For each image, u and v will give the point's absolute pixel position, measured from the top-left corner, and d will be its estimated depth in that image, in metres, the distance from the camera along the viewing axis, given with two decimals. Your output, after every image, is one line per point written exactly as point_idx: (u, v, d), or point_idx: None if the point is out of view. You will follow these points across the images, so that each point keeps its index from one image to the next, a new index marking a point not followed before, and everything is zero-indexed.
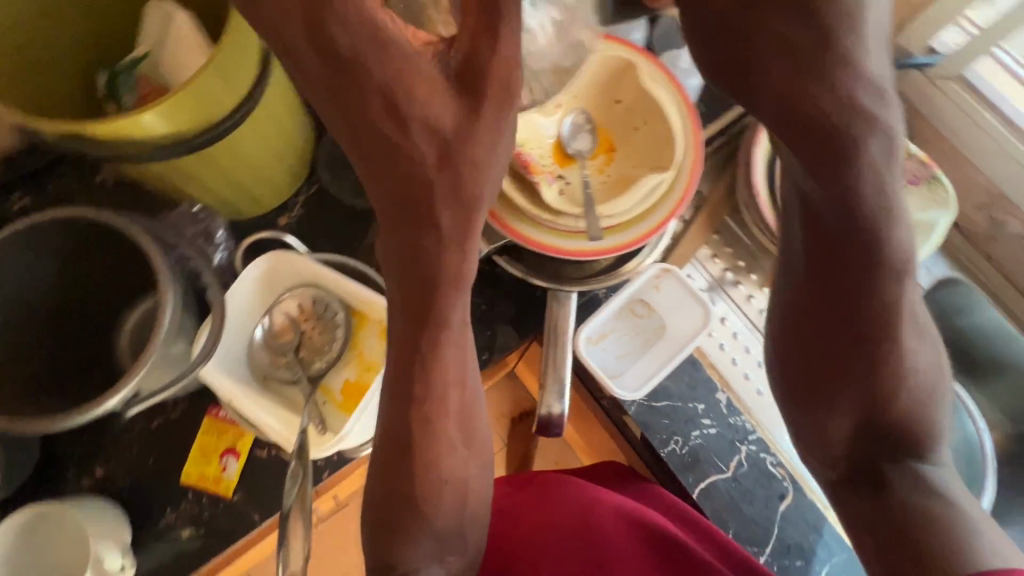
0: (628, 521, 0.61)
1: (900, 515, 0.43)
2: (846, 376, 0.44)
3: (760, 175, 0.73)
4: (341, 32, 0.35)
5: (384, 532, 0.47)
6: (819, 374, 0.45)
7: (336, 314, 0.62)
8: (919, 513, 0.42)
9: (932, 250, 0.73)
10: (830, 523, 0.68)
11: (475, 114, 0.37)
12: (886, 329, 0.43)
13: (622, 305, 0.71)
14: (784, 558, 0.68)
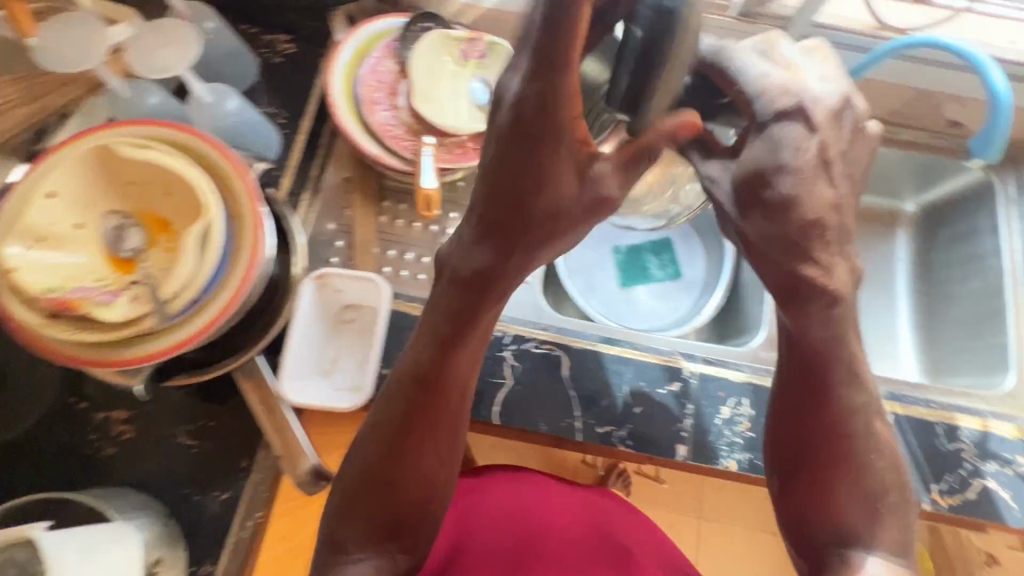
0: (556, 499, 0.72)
1: (828, 534, 0.57)
2: (872, 502, 0.56)
3: (363, 136, 0.77)
4: (656, 148, 0.50)
5: (351, 522, 0.56)
6: (791, 411, 0.60)
7: (37, 565, 0.52)
8: (838, 536, 0.56)
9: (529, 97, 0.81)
10: (607, 354, 0.74)
11: (586, 207, 0.52)
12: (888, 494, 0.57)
13: (316, 324, 0.68)
14: (595, 408, 0.72)
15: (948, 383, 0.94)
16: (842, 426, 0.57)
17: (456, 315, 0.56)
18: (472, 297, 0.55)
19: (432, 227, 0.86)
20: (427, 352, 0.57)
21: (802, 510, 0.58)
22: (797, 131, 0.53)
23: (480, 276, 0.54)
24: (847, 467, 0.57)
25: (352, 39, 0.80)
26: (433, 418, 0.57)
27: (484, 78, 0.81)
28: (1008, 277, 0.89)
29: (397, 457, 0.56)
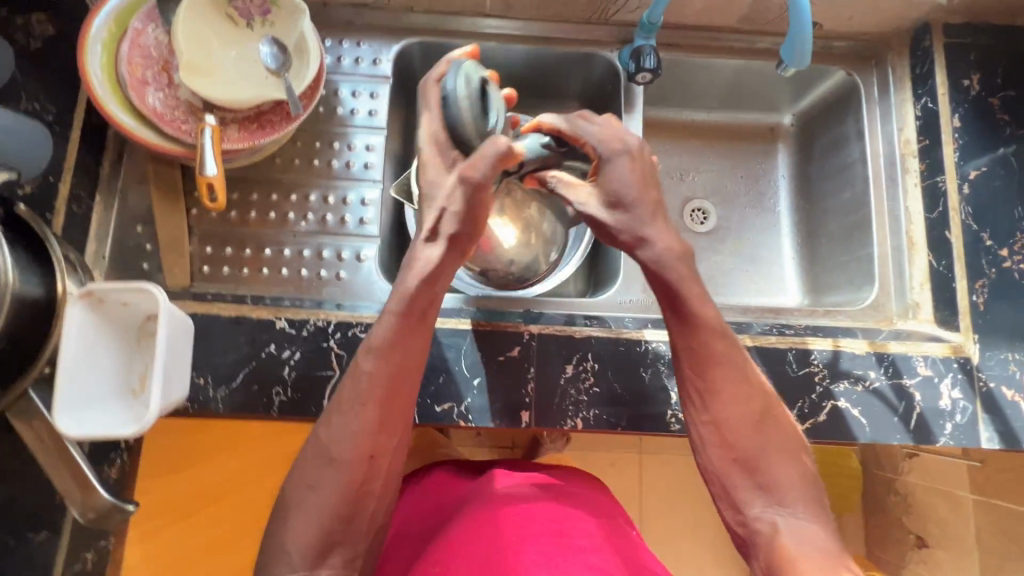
0: (549, 491, 0.76)
1: (753, 480, 0.60)
2: (782, 451, 0.61)
3: (132, 123, 0.67)
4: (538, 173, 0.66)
5: (303, 523, 0.57)
6: (717, 368, 0.63)
7: None
8: (764, 482, 0.60)
9: (322, 53, 0.72)
10: (440, 328, 0.70)
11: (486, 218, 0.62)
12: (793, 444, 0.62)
13: (107, 344, 0.62)
14: (431, 387, 0.68)
15: (824, 302, 0.92)
16: (752, 387, 0.63)
17: (425, 301, 0.63)
18: (431, 283, 0.63)
19: (252, 215, 0.78)
20: (389, 341, 0.61)
21: (732, 462, 0.61)
22: (624, 167, 0.63)
23: (428, 273, 0.62)
24: (765, 420, 0.62)
25: (99, 9, 0.68)
26: (386, 412, 0.60)
27: (271, 39, 0.72)
28: (873, 185, 0.85)
29: (357, 450, 0.59)
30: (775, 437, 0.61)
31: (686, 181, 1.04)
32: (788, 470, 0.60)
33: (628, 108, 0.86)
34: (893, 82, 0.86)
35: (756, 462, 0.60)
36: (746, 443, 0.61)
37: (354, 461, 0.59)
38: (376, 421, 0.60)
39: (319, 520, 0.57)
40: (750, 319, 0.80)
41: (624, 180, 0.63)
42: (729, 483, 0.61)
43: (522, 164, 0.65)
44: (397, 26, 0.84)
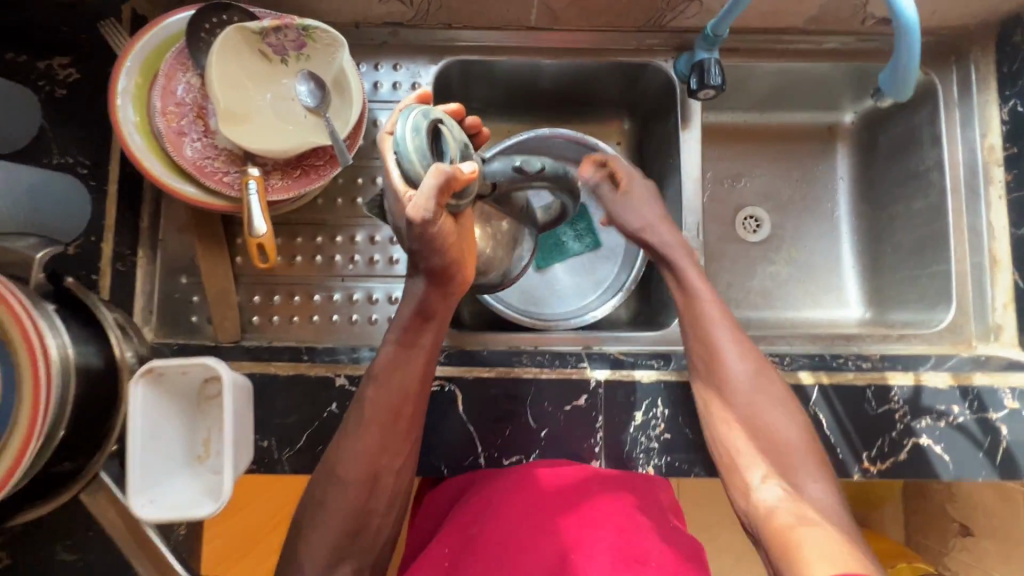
0: (581, 487, 0.59)
1: (752, 442, 0.60)
2: (778, 411, 0.61)
3: (173, 179, 0.63)
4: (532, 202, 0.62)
5: (318, 537, 0.56)
6: (711, 330, 0.66)
7: None
8: (765, 443, 0.60)
9: (364, 90, 0.67)
10: (505, 377, 0.68)
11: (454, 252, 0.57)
12: (789, 405, 0.62)
13: (171, 413, 0.60)
14: (497, 440, 0.67)
15: (891, 318, 0.88)
16: (745, 345, 0.65)
17: (420, 325, 0.61)
18: (423, 308, 0.61)
19: (298, 260, 0.75)
20: (388, 366, 0.61)
21: (732, 425, 0.61)
22: (642, 184, 0.76)
23: (421, 307, 0.61)
24: (758, 381, 0.63)
25: (130, 55, 0.63)
26: (390, 433, 0.59)
27: (310, 77, 0.67)
28: (951, 196, 0.80)
29: (364, 469, 0.58)
30: (769, 406, 0.61)
31: (737, 188, 0.98)
32: (788, 439, 0.60)
33: (685, 124, 0.80)
34: (977, 81, 0.79)
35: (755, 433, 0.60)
36: (742, 405, 0.62)
37: (354, 488, 0.58)
38: (376, 455, 0.59)
39: (333, 533, 0.57)
40: (820, 348, 0.76)
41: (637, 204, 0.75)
42: (733, 453, 0.60)
43: (494, 185, 0.60)
44: (435, 45, 0.79)
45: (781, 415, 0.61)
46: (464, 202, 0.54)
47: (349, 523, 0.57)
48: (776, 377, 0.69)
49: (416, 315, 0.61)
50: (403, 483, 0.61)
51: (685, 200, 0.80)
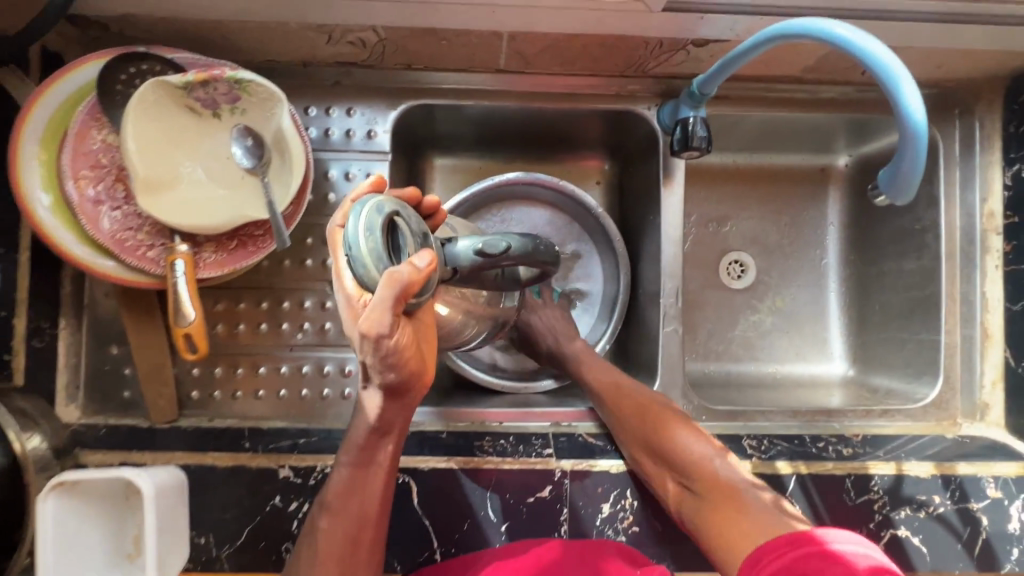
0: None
1: (671, 476, 0.61)
2: (665, 433, 0.63)
3: (88, 255, 0.56)
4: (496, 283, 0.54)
5: None
6: (604, 387, 0.69)
7: None
8: (678, 473, 0.61)
9: (306, 149, 0.60)
10: (464, 467, 0.63)
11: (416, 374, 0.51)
12: (681, 423, 0.64)
13: (93, 516, 0.55)
14: (455, 534, 0.62)
15: (874, 381, 0.84)
16: (628, 387, 0.68)
17: (377, 444, 0.55)
18: (385, 426, 0.54)
19: (241, 328, 0.68)
20: (343, 492, 0.55)
21: (651, 469, 0.62)
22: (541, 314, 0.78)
23: (378, 424, 0.54)
24: (645, 414, 0.65)
25: (33, 112, 0.55)
26: (351, 565, 0.54)
27: (246, 134, 0.60)
28: (945, 262, 0.75)
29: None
30: (661, 434, 0.63)
31: (723, 232, 0.92)
32: (700, 456, 0.61)
33: (666, 180, 0.74)
34: (980, 139, 0.74)
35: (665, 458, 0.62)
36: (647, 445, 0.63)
37: None
38: None
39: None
40: (800, 425, 0.72)
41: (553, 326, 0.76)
42: (659, 482, 0.62)
43: (456, 271, 0.49)
44: (395, 87, 0.71)
45: (673, 435, 0.62)
46: (424, 298, 0.46)
47: None
48: (753, 467, 0.65)
49: (373, 434, 0.54)
50: None
51: (664, 262, 0.74)
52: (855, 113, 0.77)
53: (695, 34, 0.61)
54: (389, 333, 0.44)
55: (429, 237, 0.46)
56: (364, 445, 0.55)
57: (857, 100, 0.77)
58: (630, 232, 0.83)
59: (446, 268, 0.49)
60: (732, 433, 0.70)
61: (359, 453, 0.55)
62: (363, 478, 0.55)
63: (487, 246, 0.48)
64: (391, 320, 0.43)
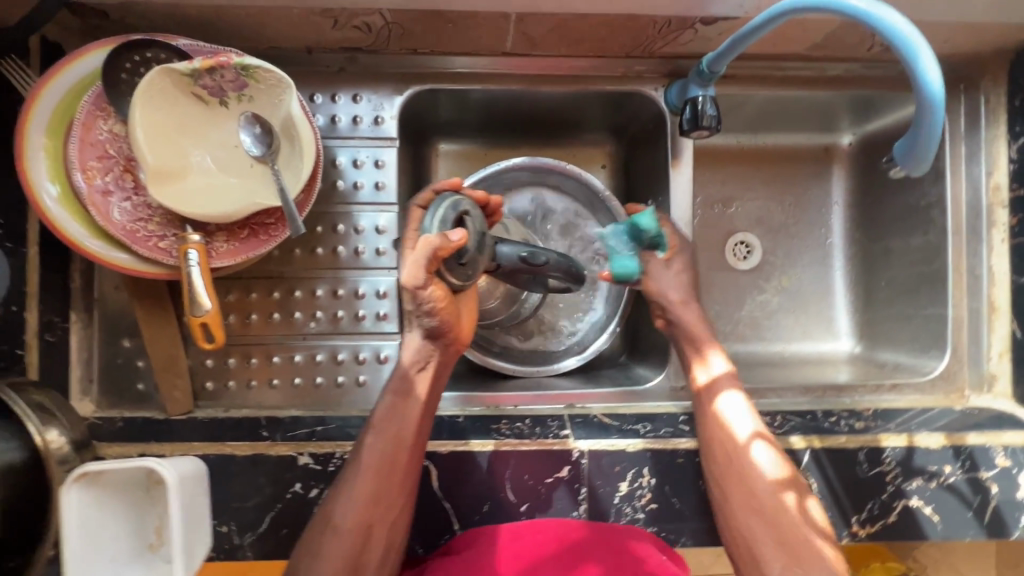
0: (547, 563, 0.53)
1: (768, 541, 0.53)
2: (790, 511, 0.54)
3: (100, 247, 0.56)
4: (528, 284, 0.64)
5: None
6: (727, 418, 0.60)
7: None
8: (779, 542, 0.53)
9: (316, 137, 0.60)
10: (482, 450, 0.63)
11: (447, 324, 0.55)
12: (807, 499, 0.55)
13: (114, 509, 0.55)
14: (475, 516, 0.63)
15: (881, 357, 0.85)
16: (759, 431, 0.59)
17: (419, 369, 0.56)
18: (426, 352, 0.56)
19: (254, 318, 0.68)
20: (385, 410, 0.54)
21: (745, 524, 0.55)
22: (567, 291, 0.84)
23: (419, 356, 0.56)
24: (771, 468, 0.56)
25: (37, 103, 0.54)
26: (386, 480, 0.52)
27: (255, 121, 0.59)
28: (952, 237, 0.76)
29: (357, 519, 0.50)
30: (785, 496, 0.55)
31: (728, 213, 0.93)
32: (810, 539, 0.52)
33: (675, 160, 0.74)
34: (985, 114, 0.74)
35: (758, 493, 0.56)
36: (754, 496, 0.55)
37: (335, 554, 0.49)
38: (370, 508, 0.51)
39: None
40: (811, 400, 0.73)
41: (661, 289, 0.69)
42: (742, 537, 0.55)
43: (497, 266, 0.59)
44: (400, 72, 0.70)
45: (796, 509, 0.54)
46: (466, 279, 0.55)
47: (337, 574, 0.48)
48: None
49: (415, 365, 0.56)
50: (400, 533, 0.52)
51: None
52: (860, 90, 0.77)
53: (704, 12, 0.61)
54: (426, 290, 0.52)
55: (485, 237, 0.56)
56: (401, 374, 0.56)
57: (861, 77, 0.77)
58: None
59: (492, 262, 0.58)
60: None
61: (399, 380, 0.55)
62: (403, 402, 0.55)
63: (530, 256, 0.58)
64: (424, 277, 0.51)
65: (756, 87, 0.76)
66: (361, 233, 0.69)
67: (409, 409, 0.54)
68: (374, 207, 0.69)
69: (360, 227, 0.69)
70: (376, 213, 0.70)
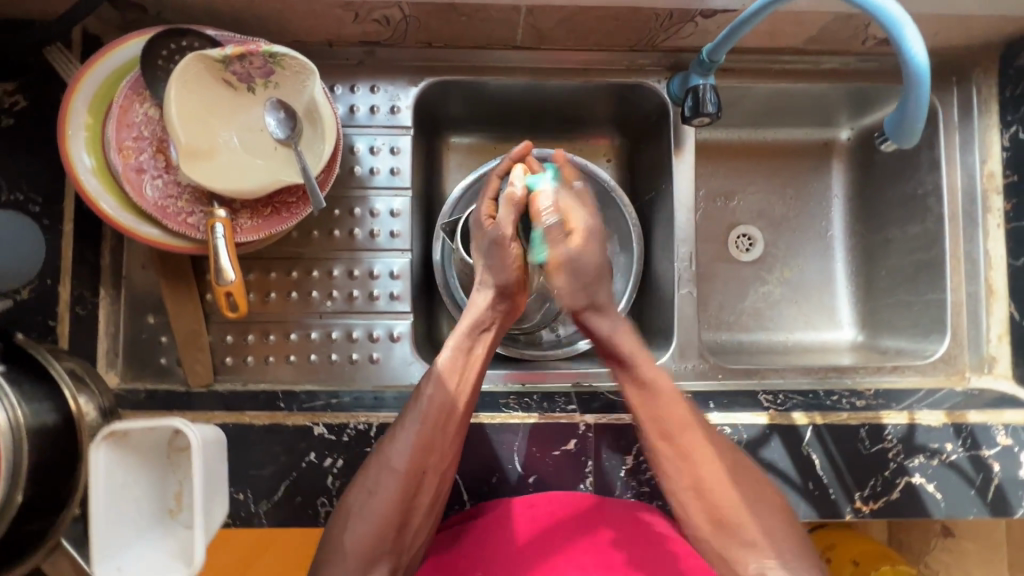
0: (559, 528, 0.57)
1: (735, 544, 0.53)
2: (755, 511, 0.54)
3: (133, 221, 0.59)
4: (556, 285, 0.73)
5: (359, 529, 0.54)
6: (677, 430, 0.56)
7: None
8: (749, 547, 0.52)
9: (337, 122, 0.63)
10: (491, 423, 0.65)
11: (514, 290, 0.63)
12: (770, 495, 0.55)
13: (138, 472, 0.57)
14: (484, 487, 0.65)
15: (883, 344, 0.86)
16: (704, 436, 0.57)
17: (481, 332, 0.62)
18: (491, 317, 0.63)
19: (272, 297, 0.71)
20: (448, 367, 0.60)
21: (715, 532, 0.54)
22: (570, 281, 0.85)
23: (480, 317, 0.62)
24: (725, 474, 0.55)
25: (81, 87, 0.58)
26: (441, 432, 0.57)
27: (279, 106, 0.63)
28: (949, 223, 0.78)
29: (412, 464, 0.56)
30: (750, 496, 0.54)
31: (730, 207, 0.95)
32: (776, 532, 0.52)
33: (677, 150, 0.77)
34: (978, 104, 0.77)
35: (702, 453, 0.56)
36: (714, 502, 0.54)
37: (391, 493, 0.55)
38: (426, 458, 0.57)
39: (370, 528, 0.54)
40: (812, 381, 0.75)
41: (591, 256, 0.62)
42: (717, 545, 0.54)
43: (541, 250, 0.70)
44: (416, 65, 0.74)
45: (757, 506, 0.54)
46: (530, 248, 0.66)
47: (386, 515, 0.54)
48: (770, 418, 0.68)
49: (479, 324, 0.62)
50: (447, 479, 0.58)
51: (677, 228, 0.77)
52: (855, 83, 0.81)
53: (704, 4, 0.65)
54: (510, 242, 0.62)
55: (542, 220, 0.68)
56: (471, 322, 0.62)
57: (856, 70, 0.81)
58: (640, 204, 0.86)
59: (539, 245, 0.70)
60: (747, 389, 0.73)
61: (467, 333, 0.62)
62: (464, 359, 0.61)
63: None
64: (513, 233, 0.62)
65: (754, 80, 0.79)
66: (376, 216, 0.73)
67: (472, 368, 0.61)
68: (389, 192, 0.73)
69: (375, 211, 0.73)
70: (391, 197, 0.73)
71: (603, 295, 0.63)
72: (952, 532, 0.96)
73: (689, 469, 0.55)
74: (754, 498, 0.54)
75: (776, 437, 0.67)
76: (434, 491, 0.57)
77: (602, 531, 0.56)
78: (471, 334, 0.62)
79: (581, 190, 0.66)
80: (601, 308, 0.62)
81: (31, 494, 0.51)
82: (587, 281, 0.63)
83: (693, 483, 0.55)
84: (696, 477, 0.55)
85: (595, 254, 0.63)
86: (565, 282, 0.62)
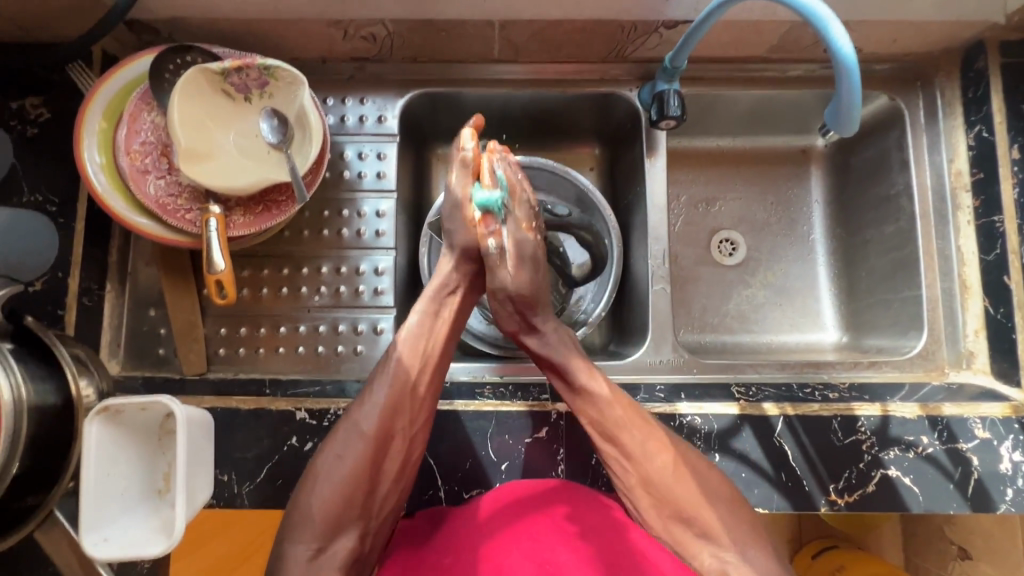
0: (513, 505, 0.57)
1: (691, 541, 0.57)
2: (714, 520, 0.56)
3: (135, 216, 0.64)
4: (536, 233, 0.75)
5: (325, 492, 0.55)
6: (624, 439, 0.60)
7: None
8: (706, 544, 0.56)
9: (325, 128, 0.69)
10: (465, 410, 0.68)
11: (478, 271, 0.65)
12: (727, 502, 0.57)
13: (128, 450, 0.60)
14: (458, 473, 0.66)
15: (866, 344, 0.85)
16: (659, 455, 0.59)
17: (450, 296, 0.65)
18: (459, 280, 0.65)
19: (265, 291, 0.76)
20: (415, 332, 0.63)
21: (672, 529, 0.58)
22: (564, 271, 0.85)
23: (447, 281, 0.64)
24: (675, 481, 0.58)
25: (96, 97, 0.65)
26: (408, 396, 0.60)
27: (271, 113, 0.69)
28: (921, 221, 0.79)
29: (378, 428, 0.58)
30: (702, 501, 0.57)
31: (712, 212, 0.94)
32: (730, 524, 0.56)
33: (650, 153, 0.81)
34: (942, 107, 0.80)
35: (643, 451, 0.59)
36: (667, 500, 0.58)
37: (358, 457, 0.56)
38: (393, 420, 0.59)
39: (338, 491, 0.55)
40: (788, 375, 0.76)
41: (523, 284, 0.62)
42: (677, 540, 0.57)
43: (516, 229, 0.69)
44: (402, 79, 0.80)
45: (712, 515, 0.56)
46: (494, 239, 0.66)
47: (353, 479, 0.56)
48: (740, 409, 0.69)
49: (446, 288, 0.64)
50: (416, 447, 0.60)
51: (651, 228, 0.80)
52: (824, 89, 0.84)
53: (663, 15, 0.70)
54: (473, 234, 0.62)
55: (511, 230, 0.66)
56: (438, 285, 0.64)
57: (823, 77, 0.84)
58: (619, 208, 0.89)
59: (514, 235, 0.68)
60: (721, 382, 0.74)
61: (427, 306, 0.64)
62: (433, 326, 0.64)
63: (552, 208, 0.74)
64: (473, 240, 0.62)
65: (723, 88, 0.84)
66: (364, 218, 0.77)
67: (439, 330, 0.64)
68: (375, 194, 0.78)
69: (363, 212, 0.78)
70: (378, 200, 0.78)
71: (549, 319, 0.66)
72: (969, 557, 0.91)
73: (634, 468, 0.59)
74: (700, 498, 0.57)
75: (747, 427, 0.68)
76: (402, 457, 0.59)
77: (557, 507, 0.57)
78: (440, 295, 0.64)
79: (527, 210, 0.62)
80: (538, 331, 0.65)
81: (31, 461, 0.55)
82: (520, 305, 0.63)
83: (638, 477, 0.59)
84: (644, 476, 0.59)
85: (529, 283, 0.62)
86: (497, 306, 0.64)
